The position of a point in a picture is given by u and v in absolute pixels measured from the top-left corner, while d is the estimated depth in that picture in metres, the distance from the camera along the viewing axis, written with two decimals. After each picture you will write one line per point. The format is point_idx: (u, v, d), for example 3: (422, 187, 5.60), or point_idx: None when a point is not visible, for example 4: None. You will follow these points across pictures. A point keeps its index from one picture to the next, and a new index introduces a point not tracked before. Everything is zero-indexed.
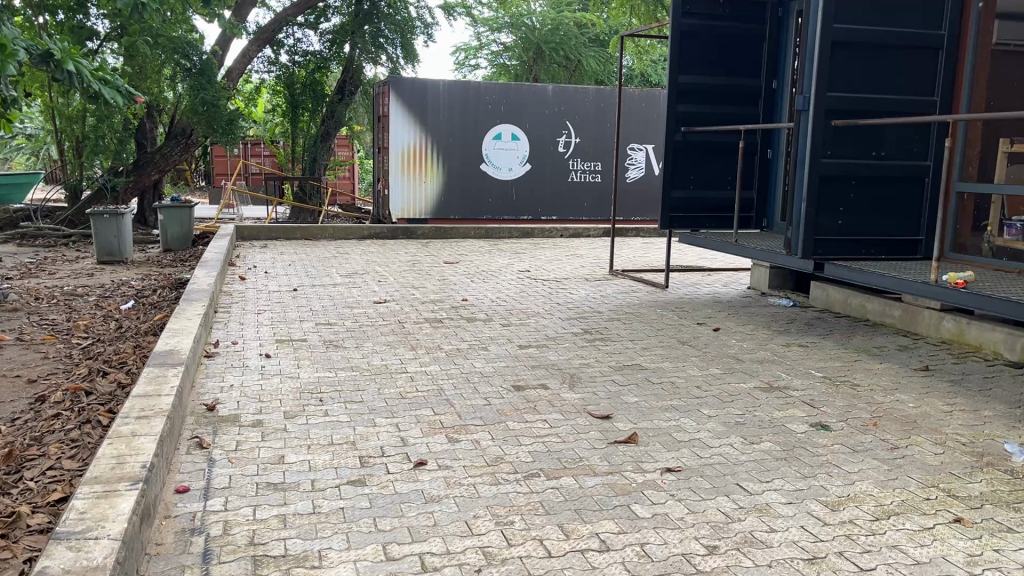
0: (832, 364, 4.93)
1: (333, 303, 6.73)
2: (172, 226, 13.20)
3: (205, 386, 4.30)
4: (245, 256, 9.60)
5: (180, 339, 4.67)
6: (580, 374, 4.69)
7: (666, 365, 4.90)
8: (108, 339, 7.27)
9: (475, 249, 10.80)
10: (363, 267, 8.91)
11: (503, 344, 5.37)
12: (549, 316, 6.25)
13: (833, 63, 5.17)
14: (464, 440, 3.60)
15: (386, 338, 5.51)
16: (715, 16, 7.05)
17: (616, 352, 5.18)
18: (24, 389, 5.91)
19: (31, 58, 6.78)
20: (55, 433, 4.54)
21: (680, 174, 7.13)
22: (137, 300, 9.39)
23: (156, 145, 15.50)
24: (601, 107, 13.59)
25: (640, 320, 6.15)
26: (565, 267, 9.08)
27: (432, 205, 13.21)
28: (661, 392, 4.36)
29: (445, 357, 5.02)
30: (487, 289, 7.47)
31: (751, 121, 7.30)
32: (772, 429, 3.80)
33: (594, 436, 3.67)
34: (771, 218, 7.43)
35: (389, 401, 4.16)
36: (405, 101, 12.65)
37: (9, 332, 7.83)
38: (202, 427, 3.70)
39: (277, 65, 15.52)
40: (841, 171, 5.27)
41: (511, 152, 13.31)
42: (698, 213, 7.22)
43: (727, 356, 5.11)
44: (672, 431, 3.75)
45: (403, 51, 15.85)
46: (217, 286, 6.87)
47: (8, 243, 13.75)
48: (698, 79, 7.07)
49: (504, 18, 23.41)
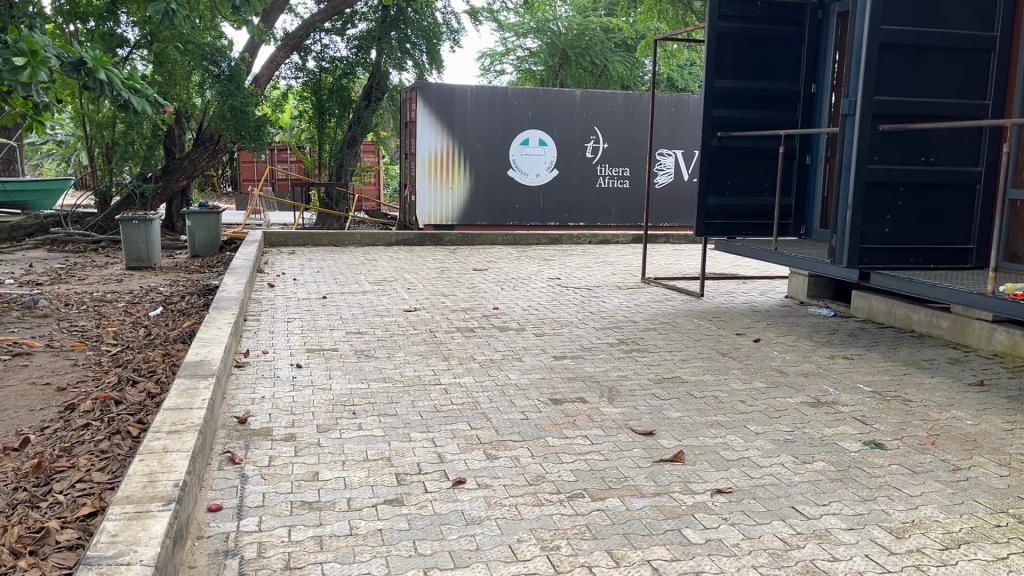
0: (881, 378, 4.75)
1: (363, 311, 6.65)
2: (200, 231, 13.24)
3: (236, 397, 4.21)
4: (274, 262, 9.58)
5: (210, 349, 4.59)
6: (619, 387, 4.55)
7: (707, 378, 4.74)
8: (137, 347, 7.24)
9: (503, 256, 10.69)
10: (391, 274, 8.83)
11: (538, 354, 5.25)
12: (583, 325, 6.12)
13: (880, 65, 4.99)
14: (503, 457, 3.47)
15: (417, 347, 5.40)
16: (752, 18, 6.88)
17: (654, 364, 5.03)
18: (54, 397, 5.88)
19: (63, 66, 6.77)
20: (84, 444, 4.48)
21: (717, 180, 6.97)
22: (165, 306, 9.38)
23: (183, 150, 15.59)
24: (629, 112, 13.42)
25: (677, 330, 5.99)
26: (596, 274, 8.94)
27: (459, 211, 13.12)
28: (704, 407, 4.21)
29: (479, 368, 4.90)
30: (518, 297, 7.35)
31: (789, 126, 7.12)
32: (824, 448, 3.64)
33: (638, 454, 3.52)
34: (810, 225, 7.24)
35: (424, 414, 4.04)
36: (432, 106, 12.58)
37: (38, 338, 7.85)
38: (234, 440, 3.60)
39: (304, 71, 15.59)
40: (888, 177, 5.10)
41: (538, 158, 13.19)
42: (735, 221, 7.05)
43: (769, 369, 4.94)
44: (719, 448, 3.60)
45: (430, 58, 15.79)
46: (246, 294, 6.81)
47: (39, 248, 13.87)
48: (734, 83, 6.91)
49: (530, 23, 23.33)
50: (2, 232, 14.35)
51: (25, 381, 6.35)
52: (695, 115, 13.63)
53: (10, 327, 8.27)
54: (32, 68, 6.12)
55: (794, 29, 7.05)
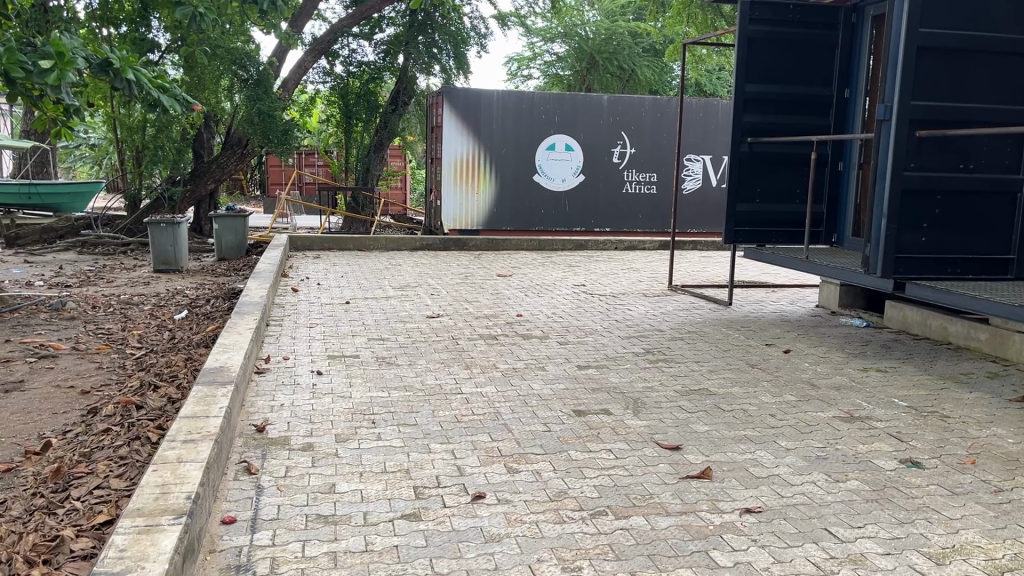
0: (917, 393, 4.58)
1: (386, 318, 6.58)
2: (227, 234, 13.30)
3: (255, 405, 4.15)
4: (299, 267, 9.57)
5: (230, 355, 4.55)
6: (645, 399, 4.43)
7: (736, 391, 4.61)
8: (161, 350, 7.24)
9: (528, 261, 10.60)
10: (415, 279, 8.77)
11: (562, 363, 5.14)
12: (608, 334, 6.01)
13: (918, 69, 4.84)
14: (524, 470, 3.37)
15: (440, 355, 5.32)
16: (784, 22, 6.74)
17: (681, 375, 4.91)
18: (78, 401, 5.88)
19: (91, 67, 6.80)
20: (104, 450, 4.45)
21: (746, 187, 6.83)
22: (191, 310, 9.39)
23: (212, 154, 15.70)
24: (657, 117, 13.28)
25: (705, 340, 5.86)
26: (622, 281, 8.81)
27: (484, 216, 13.06)
28: (733, 421, 4.08)
29: (502, 377, 4.80)
30: (543, 304, 7.25)
31: (821, 131, 6.97)
32: (858, 466, 3.50)
33: (663, 470, 3.41)
34: (842, 233, 7.08)
35: (444, 424, 3.95)
36: (459, 111, 12.54)
37: (65, 340, 7.89)
38: (251, 450, 3.54)
39: (331, 75, 15.64)
40: (924, 185, 4.94)
41: (565, 163, 13.11)
42: (764, 228, 6.90)
43: (800, 382, 4.79)
44: (748, 465, 3.48)
45: (457, 62, 15.73)
46: (269, 299, 6.78)
47: (69, 250, 14.03)
48: (765, 88, 6.77)
49: (558, 28, 23.31)
50: (34, 235, 14.52)
51: (50, 384, 6.37)
52: (724, 120, 13.47)
53: (37, 329, 8.32)
54: (59, 70, 6.14)
55: (827, 32, 6.89)
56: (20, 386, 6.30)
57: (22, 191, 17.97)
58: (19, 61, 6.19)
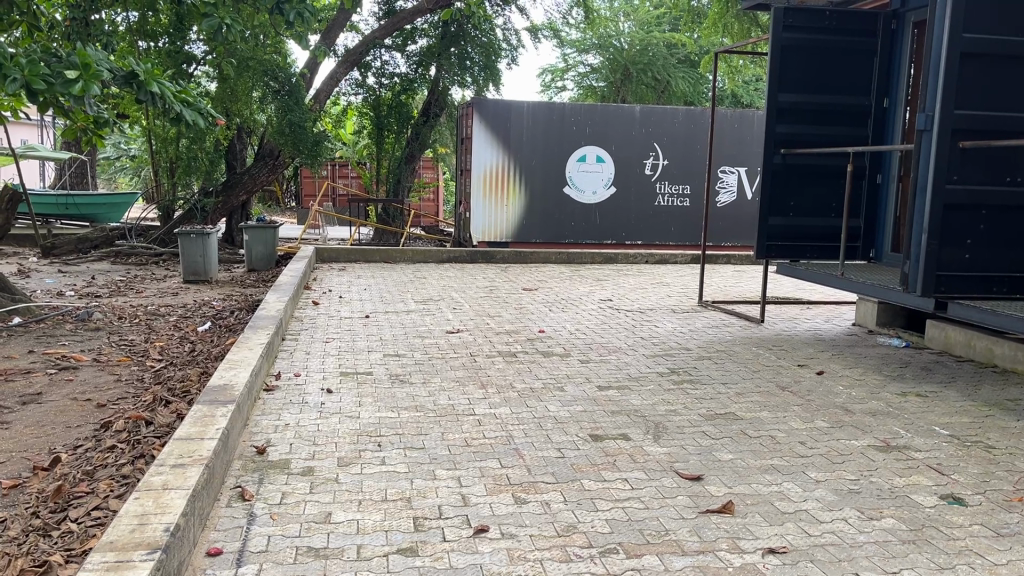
0: (960, 421, 4.29)
1: (404, 332, 6.43)
2: (257, 246, 13.30)
3: (258, 425, 4.00)
4: (323, 279, 9.49)
5: (237, 372, 4.41)
6: (666, 423, 4.20)
7: (764, 416, 4.36)
8: (180, 364, 7.16)
9: (556, 275, 10.41)
10: (439, 292, 8.63)
11: (581, 384, 4.93)
12: (632, 352, 5.77)
13: (961, 76, 4.57)
14: (532, 501, 3.17)
15: (456, 373, 5.14)
16: (821, 29, 6.49)
17: (706, 398, 4.66)
18: (92, 414, 5.80)
19: (115, 80, 6.72)
20: (107, 468, 4.33)
21: (779, 200, 6.58)
22: (214, 322, 9.34)
23: (244, 165, 15.74)
24: (691, 129, 13.03)
25: (733, 360, 5.61)
26: (651, 296, 8.57)
27: (513, 228, 12.88)
28: (759, 449, 3.84)
29: (518, 398, 4.60)
30: (566, 320, 7.04)
31: (859, 143, 6.69)
32: (895, 502, 3.24)
33: (682, 503, 3.19)
34: (879, 249, 6.79)
35: (452, 448, 3.76)
36: (489, 122, 12.41)
37: (87, 352, 7.86)
38: (248, 474, 3.38)
39: (364, 87, 15.60)
40: (968, 199, 4.67)
41: (596, 175, 12.89)
42: (798, 243, 6.64)
43: (833, 407, 4.52)
44: (774, 499, 3.23)
45: (488, 74, 15.61)
46: (287, 312, 6.65)
47: (103, 260, 14.16)
48: (799, 98, 6.51)
49: (592, 40, 23.12)
50: (69, 245, 14.65)
51: (67, 396, 6.30)
52: (760, 131, 13.18)
53: (61, 340, 8.30)
54: (83, 81, 6.08)
55: (866, 39, 6.62)
56: (38, 398, 6.24)
57: (60, 202, 18.25)
58: (42, 74, 6.04)
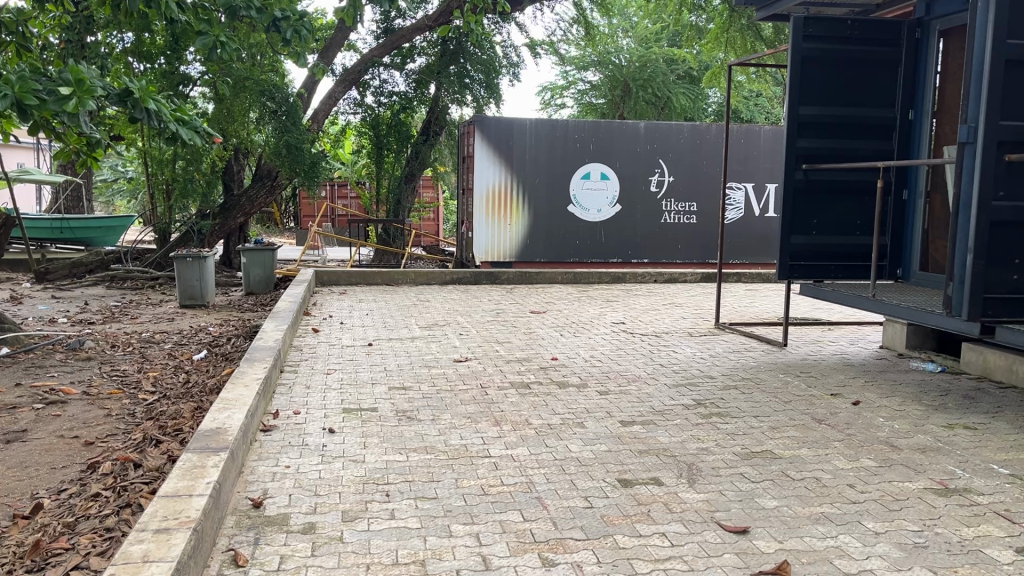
0: (1019, 458, 3.94)
1: (409, 362, 6.07)
2: (255, 268, 12.97)
3: (255, 473, 3.66)
4: (323, 304, 9.15)
5: (231, 414, 4.05)
6: (700, 465, 3.85)
7: (805, 454, 4.01)
8: (174, 397, 6.79)
9: (563, 296, 10.07)
10: (443, 317, 8.29)
11: (602, 419, 4.57)
12: (654, 382, 5.42)
13: (1006, 84, 4.24)
14: (562, 564, 2.82)
15: (466, 409, 4.76)
16: (842, 39, 6.17)
17: (738, 434, 4.31)
18: (79, 454, 5.43)
19: (109, 98, 6.42)
20: (90, 520, 3.96)
21: (801, 218, 6.26)
22: (210, 350, 8.98)
23: (242, 186, 15.42)
24: (696, 145, 12.73)
25: (762, 389, 5.25)
26: (665, 318, 8.22)
27: (516, 247, 12.55)
28: (806, 495, 3.49)
29: (536, 437, 4.24)
30: (579, 346, 6.69)
31: (884, 157, 6.36)
32: (968, 557, 2.89)
33: (730, 563, 2.83)
34: (907, 267, 6.46)
35: (469, 498, 3.41)
36: (491, 140, 12.12)
37: (76, 384, 7.49)
38: (243, 533, 3.03)
39: (362, 106, 15.28)
40: (1015, 215, 4.34)
41: (600, 193, 12.58)
42: (822, 262, 6.30)
43: (878, 442, 4.17)
44: (833, 556, 2.88)
45: (489, 92, 15.37)
46: (286, 342, 6.31)
47: (98, 286, 13.83)
48: (820, 111, 6.20)
49: (591, 57, 22.89)
50: (63, 269, 14.30)
51: (53, 434, 5.93)
52: (767, 147, 12.87)
53: (50, 371, 7.94)
54: (78, 98, 5.74)
55: (889, 49, 6.29)
56: (22, 437, 5.87)
57: (54, 225, 17.94)
58: (33, 90, 5.73)
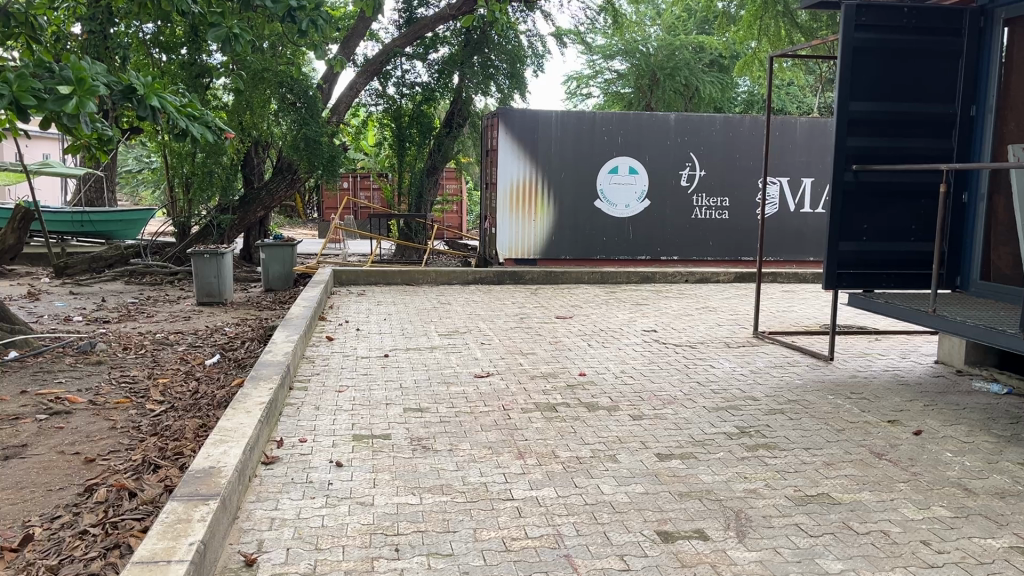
0: None
1: (427, 378, 5.67)
2: (274, 265, 12.64)
3: (251, 518, 3.30)
4: (340, 307, 8.78)
5: (228, 448, 3.67)
6: (748, 512, 3.41)
7: (868, 498, 3.56)
8: (181, 410, 6.44)
9: (590, 298, 9.63)
10: (464, 322, 7.88)
11: (636, 451, 4.14)
12: (692, 404, 4.99)
13: None
14: None
15: (488, 437, 4.36)
16: (896, 29, 5.67)
17: (791, 472, 3.87)
18: (75, 473, 5.07)
19: (114, 95, 5.98)
20: (73, 562, 3.60)
21: (851, 223, 5.78)
22: (223, 355, 8.63)
23: (262, 180, 15.08)
24: (729, 137, 12.19)
25: (812, 414, 4.79)
26: (700, 325, 7.75)
27: (541, 244, 12.12)
28: (874, 554, 3.05)
29: (564, 474, 3.82)
30: (609, 359, 6.26)
31: (943, 157, 5.85)
32: None
33: None
34: (967, 276, 5.92)
35: (489, 556, 3.00)
36: (515, 133, 11.69)
37: (84, 392, 7.16)
38: None
39: (384, 97, 14.89)
40: None
41: (628, 188, 12.09)
42: (873, 270, 5.82)
43: (949, 485, 3.71)
44: None
45: (513, 82, 14.88)
46: (297, 353, 5.94)
47: (116, 281, 13.58)
48: (872, 107, 5.71)
49: (617, 45, 22.31)
50: (82, 263, 14.06)
51: (54, 449, 5.58)
52: (803, 140, 12.30)
53: (58, 377, 7.64)
54: (77, 99, 5.30)
55: (948, 40, 5.76)
56: (21, 452, 5.52)
57: (75, 218, 17.68)
58: (32, 89, 5.34)
